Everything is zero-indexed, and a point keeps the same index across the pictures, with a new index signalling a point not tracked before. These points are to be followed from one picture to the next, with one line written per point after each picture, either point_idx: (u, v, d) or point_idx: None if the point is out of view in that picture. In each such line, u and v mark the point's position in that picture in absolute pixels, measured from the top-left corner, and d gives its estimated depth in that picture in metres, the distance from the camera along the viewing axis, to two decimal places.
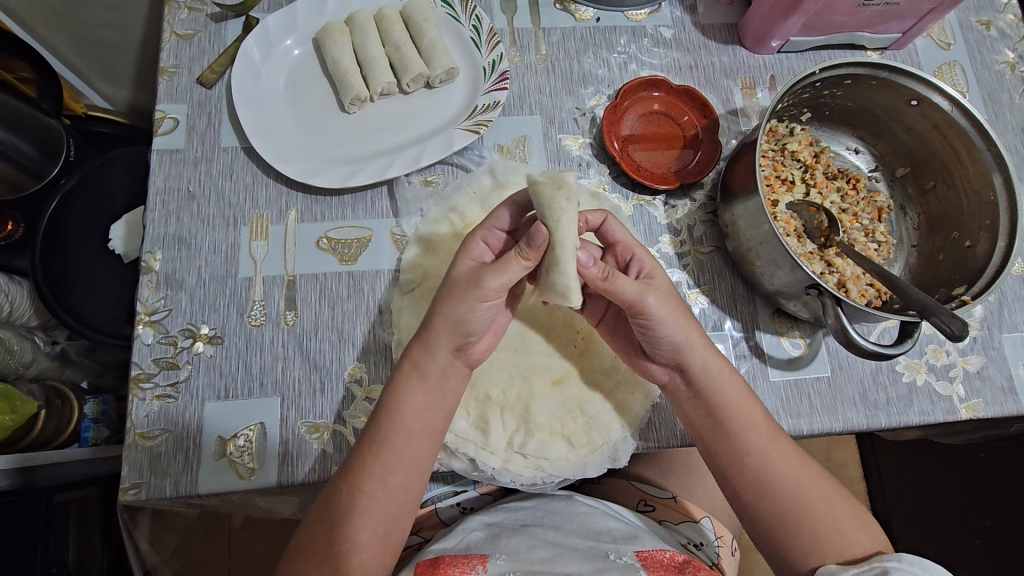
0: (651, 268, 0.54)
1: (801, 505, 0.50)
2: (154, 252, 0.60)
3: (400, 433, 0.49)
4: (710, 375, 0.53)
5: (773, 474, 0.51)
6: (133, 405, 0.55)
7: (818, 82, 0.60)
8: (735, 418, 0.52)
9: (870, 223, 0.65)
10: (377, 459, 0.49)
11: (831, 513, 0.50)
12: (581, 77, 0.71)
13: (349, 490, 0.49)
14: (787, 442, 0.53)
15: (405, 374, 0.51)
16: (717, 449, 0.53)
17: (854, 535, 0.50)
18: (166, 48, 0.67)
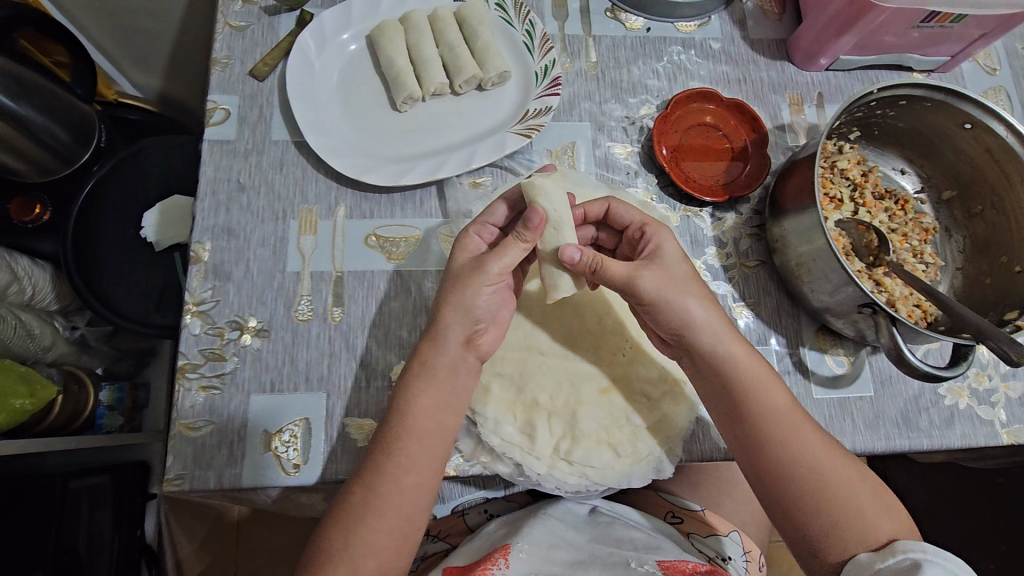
0: (659, 243, 0.54)
1: (821, 489, 0.49)
2: (202, 242, 0.60)
3: (423, 433, 0.49)
4: (729, 354, 0.52)
5: (792, 455, 0.50)
6: (179, 395, 0.55)
7: (874, 102, 0.60)
8: (753, 397, 0.51)
9: (918, 244, 0.65)
10: (392, 461, 0.48)
11: (855, 497, 0.49)
12: (631, 86, 0.71)
13: (364, 487, 0.48)
14: (810, 424, 0.52)
15: (416, 369, 0.51)
16: (733, 429, 0.53)
17: (880, 522, 0.48)
18: (219, 38, 0.67)
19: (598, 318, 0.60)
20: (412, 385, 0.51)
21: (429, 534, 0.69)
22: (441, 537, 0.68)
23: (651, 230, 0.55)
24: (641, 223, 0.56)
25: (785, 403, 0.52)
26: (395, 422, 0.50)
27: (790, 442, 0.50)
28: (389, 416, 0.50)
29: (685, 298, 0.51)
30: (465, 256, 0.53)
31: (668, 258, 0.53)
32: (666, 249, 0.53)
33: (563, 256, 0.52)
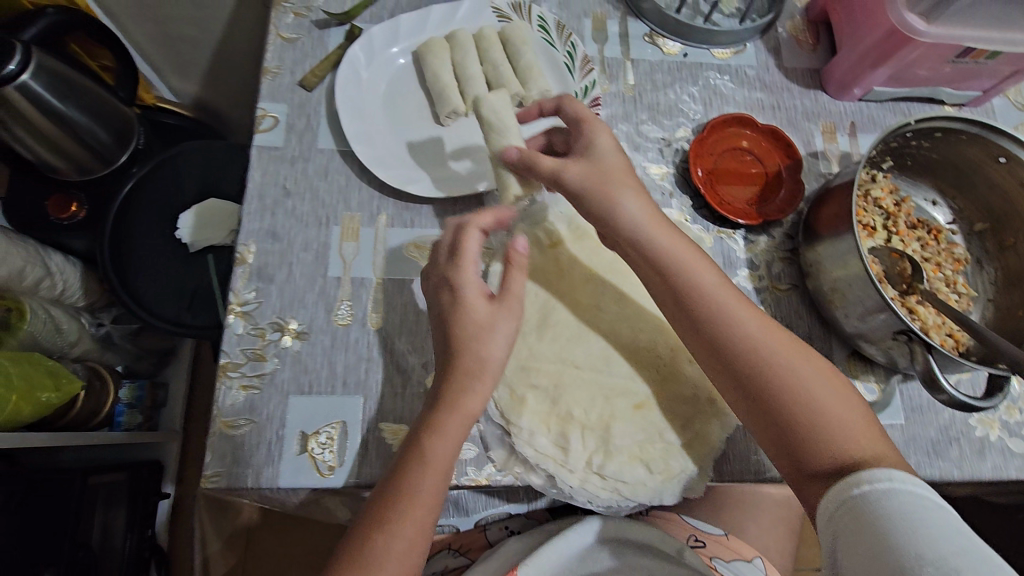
0: (593, 138, 0.56)
1: (772, 372, 0.48)
2: (248, 244, 0.61)
3: (438, 475, 0.49)
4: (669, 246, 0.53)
5: (730, 333, 0.49)
6: (220, 392, 0.56)
7: (909, 133, 0.61)
8: (691, 280, 0.51)
9: (951, 274, 0.65)
10: (402, 503, 0.47)
11: (808, 379, 0.48)
12: (667, 109, 0.72)
13: (374, 524, 0.47)
14: (753, 308, 0.51)
15: (435, 410, 0.51)
16: (680, 320, 0.52)
17: (835, 404, 0.47)
18: (271, 49, 0.70)
19: (633, 333, 0.60)
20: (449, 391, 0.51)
21: (450, 548, 0.69)
22: (462, 552, 0.68)
23: (587, 125, 0.57)
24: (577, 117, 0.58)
25: (727, 287, 0.52)
26: (410, 463, 0.49)
27: (732, 326, 0.49)
28: (403, 455, 0.50)
29: (609, 187, 0.53)
30: (474, 299, 0.52)
31: (597, 152, 0.55)
32: (599, 143, 0.56)
33: (505, 155, 0.58)
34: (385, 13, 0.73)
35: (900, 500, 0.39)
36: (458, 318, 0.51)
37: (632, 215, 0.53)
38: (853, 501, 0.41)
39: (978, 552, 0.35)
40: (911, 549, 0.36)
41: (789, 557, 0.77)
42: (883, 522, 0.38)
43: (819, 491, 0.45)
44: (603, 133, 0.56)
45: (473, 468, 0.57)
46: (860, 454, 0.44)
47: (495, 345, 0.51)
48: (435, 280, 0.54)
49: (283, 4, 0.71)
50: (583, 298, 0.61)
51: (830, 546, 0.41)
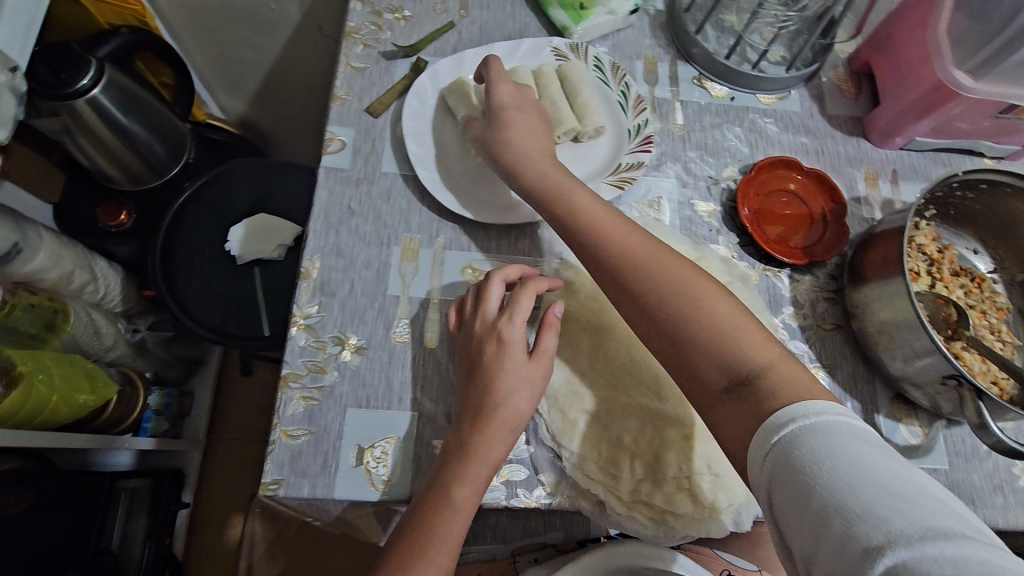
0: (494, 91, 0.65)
1: (661, 293, 0.51)
2: (312, 259, 0.64)
3: (463, 522, 0.51)
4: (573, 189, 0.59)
5: (610, 250, 0.54)
6: (282, 402, 0.57)
7: (957, 183, 0.63)
8: (582, 219, 0.57)
9: (995, 322, 0.66)
10: (430, 551, 0.49)
11: (691, 296, 0.50)
12: (715, 149, 0.75)
13: (399, 570, 0.48)
14: (638, 233, 0.56)
15: (461, 458, 0.52)
16: (581, 259, 0.57)
17: (718, 318, 0.48)
18: (341, 77, 0.74)
19: None
20: (505, 410, 0.53)
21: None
22: None
23: (499, 80, 0.66)
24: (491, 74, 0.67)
25: (618, 223, 0.56)
26: (434, 510, 0.50)
27: (612, 247, 0.54)
28: (425, 503, 0.51)
29: (514, 136, 0.62)
30: (516, 356, 0.55)
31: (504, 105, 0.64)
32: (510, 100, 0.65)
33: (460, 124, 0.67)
34: (448, 47, 0.77)
35: (827, 442, 0.37)
36: (499, 371, 0.54)
37: (535, 164, 0.61)
38: (781, 445, 0.39)
39: (904, 490, 0.34)
40: (839, 497, 0.34)
41: None
42: (809, 470, 0.36)
43: (726, 411, 0.45)
44: (507, 88, 0.66)
45: (523, 490, 0.58)
46: (754, 364, 0.46)
47: (521, 392, 0.54)
48: (475, 336, 0.57)
49: (353, 36, 0.76)
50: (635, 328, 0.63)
51: (763, 496, 0.39)
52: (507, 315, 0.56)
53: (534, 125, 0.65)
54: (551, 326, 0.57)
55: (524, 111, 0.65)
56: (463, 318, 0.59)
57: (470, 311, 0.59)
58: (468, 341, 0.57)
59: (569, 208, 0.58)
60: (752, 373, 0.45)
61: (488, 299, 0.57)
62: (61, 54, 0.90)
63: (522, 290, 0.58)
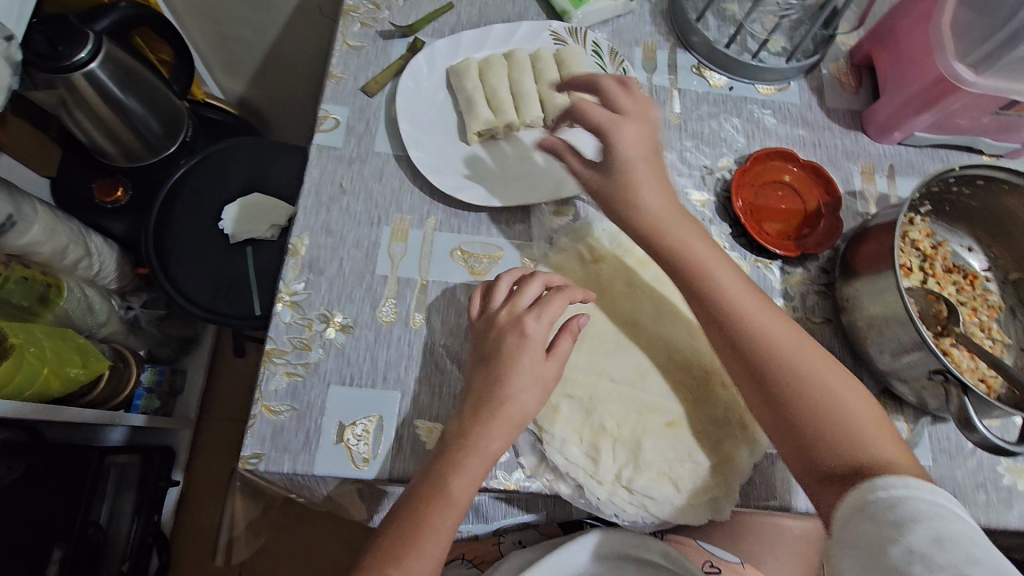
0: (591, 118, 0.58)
1: (788, 372, 0.52)
2: (302, 236, 0.64)
3: (457, 513, 0.51)
4: (700, 251, 0.56)
5: (741, 314, 0.54)
6: (265, 376, 0.57)
7: (953, 178, 0.63)
8: (710, 276, 0.55)
9: (987, 319, 0.66)
10: (422, 541, 0.50)
11: (816, 378, 0.52)
12: (711, 139, 0.74)
13: (393, 553, 0.49)
14: (765, 300, 0.56)
15: (460, 448, 0.52)
16: (698, 314, 0.56)
17: (839, 402, 0.51)
18: (337, 55, 0.73)
19: (669, 351, 0.61)
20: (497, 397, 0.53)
21: (464, 559, 0.70)
22: (476, 564, 0.69)
23: (616, 125, 0.57)
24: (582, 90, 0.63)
25: (744, 286, 0.56)
26: (430, 500, 0.51)
27: (743, 312, 0.54)
28: (420, 491, 0.51)
29: None
30: (536, 352, 0.55)
31: (623, 159, 0.57)
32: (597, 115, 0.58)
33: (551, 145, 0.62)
34: (446, 28, 0.76)
35: (926, 509, 0.42)
36: (515, 363, 0.54)
37: (661, 219, 0.57)
38: (878, 503, 0.43)
39: (986, 557, 0.38)
40: (928, 549, 0.39)
41: None
42: (907, 524, 0.41)
43: (832, 489, 0.48)
44: (625, 133, 0.57)
45: (502, 472, 0.57)
46: (874, 456, 0.48)
47: (531, 390, 0.54)
48: (498, 325, 0.56)
49: (350, 15, 0.75)
50: (623, 316, 0.62)
51: (844, 538, 0.44)
52: (536, 313, 0.55)
53: (658, 173, 0.58)
54: (571, 332, 0.57)
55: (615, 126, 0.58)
56: (489, 306, 0.58)
57: (499, 300, 0.58)
58: (487, 329, 0.56)
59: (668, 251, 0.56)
60: (868, 463, 0.48)
61: (525, 294, 0.57)
62: (60, 27, 0.90)
63: (557, 293, 0.57)
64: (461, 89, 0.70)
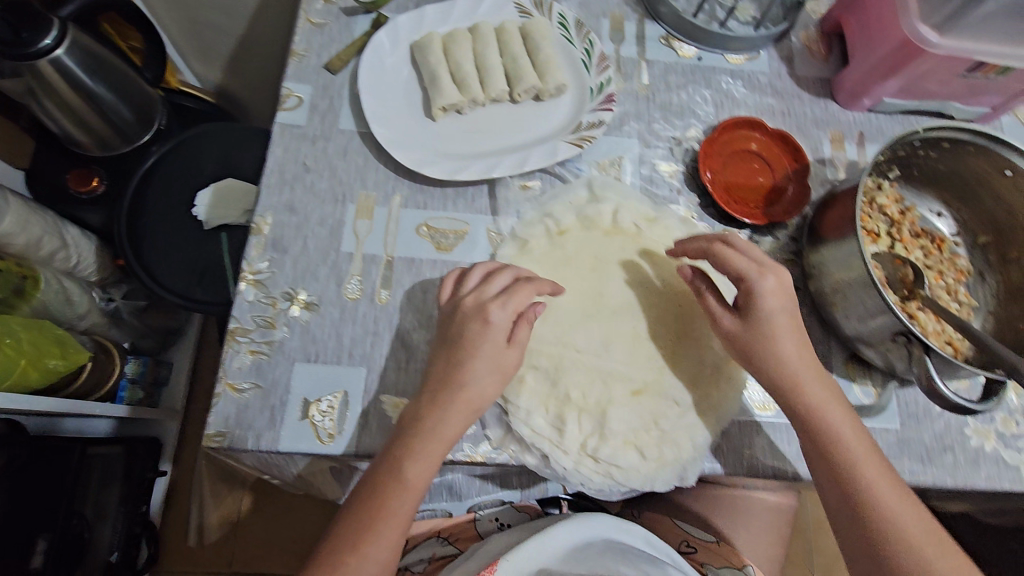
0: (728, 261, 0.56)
1: (864, 484, 0.52)
2: (265, 215, 0.63)
3: (414, 497, 0.52)
4: (835, 413, 0.54)
5: (821, 420, 0.54)
6: (228, 355, 0.57)
7: (918, 141, 0.62)
8: (794, 378, 0.55)
9: (952, 283, 0.66)
10: (380, 526, 0.50)
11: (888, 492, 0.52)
12: (680, 110, 0.74)
13: (350, 537, 0.50)
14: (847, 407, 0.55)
15: (414, 432, 0.52)
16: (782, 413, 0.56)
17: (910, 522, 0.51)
18: (299, 32, 0.71)
19: (635, 322, 0.61)
20: (462, 369, 0.53)
21: (439, 536, 0.71)
22: (451, 541, 0.70)
23: (762, 275, 0.55)
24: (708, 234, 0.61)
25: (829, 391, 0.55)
26: (385, 486, 0.51)
27: (824, 415, 0.54)
28: (376, 477, 0.52)
29: None
30: (497, 339, 0.54)
31: (768, 310, 0.55)
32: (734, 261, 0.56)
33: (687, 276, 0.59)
34: (410, 3, 0.75)
35: None
36: (475, 351, 0.53)
37: (802, 374, 0.55)
38: None
39: None
40: None
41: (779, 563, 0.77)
42: None
43: None
44: (772, 286, 0.55)
45: (469, 445, 0.57)
46: None
47: (489, 376, 0.54)
48: (463, 310, 0.56)
49: None
50: (589, 288, 0.62)
51: None
52: (502, 300, 0.55)
53: (798, 327, 0.56)
54: (528, 321, 0.56)
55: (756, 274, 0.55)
56: (459, 289, 0.58)
57: (472, 284, 0.57)
58: (455, 309, 0.56)
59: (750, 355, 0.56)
60: None
61: (491, 282, 0.57)
62: (23, 11, 0.86)
63: (522, 283, 0.56)
64: (425, 64, 0.68)
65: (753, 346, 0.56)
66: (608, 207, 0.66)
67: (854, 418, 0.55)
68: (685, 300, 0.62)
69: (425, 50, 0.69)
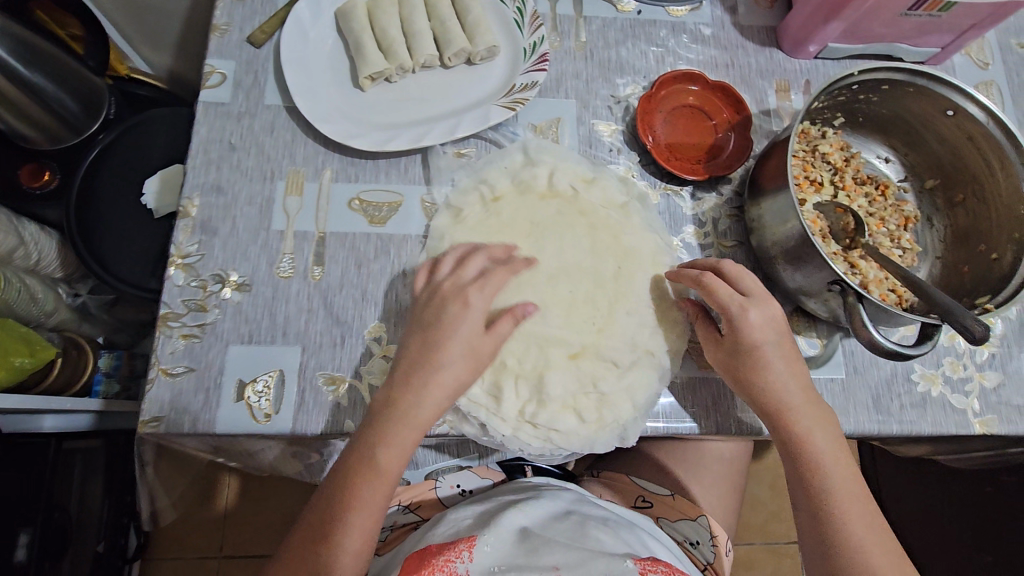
0: (715, 291, 0.55)
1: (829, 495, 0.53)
2: (192, 198, 0.62)
3: (386, 483, 0.51)
4: (819, 439, 0.54)
5: (797, 428, 0.54)
6: (160, 340, 0.56)
7: (856, 85, 0.60)
8: (772, 389, 0.54)
9: (895, 229, 0.66)
10: (353, 514, 0.50)
11: (851, 507, 0.52)
12: (619, 67, 0.72)
13: (326, 526, 0.50)
14: (826, 417, 0.55)
15: (387, 417, 0.51)
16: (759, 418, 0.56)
17: (867, 537, 0.52)
18: (220, 6, 0.69)
19: (572, 286, 0.60)
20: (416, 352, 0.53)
21: (400, 505, 0.71)
22: (412, 508, 0.71)
23: (746, 311, 0.54)
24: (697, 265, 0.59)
25: (807, 400, 0.54)
26: (358, 472, 0.51)
27: (799, 426, 0.54)
28: (348, 463, 0.51)
29: None
30: (476, 322, 0.54)
31: (755, 341, 0.54)
32: (724, 295, 0.55)
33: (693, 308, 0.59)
34: None
35: None
36: (451, 333, 0.53)
37: (795, 405, 0.54)
38: None
39: None
40: None
41: (734, 515, 0.78)
42: None
43: None
44: (758, 323, 0.54)
45: None
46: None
47: (461, 362, 0.53)
48: (442, 294, 0.55)
49: None
50: (525, 253, 0.61)
51: None
52: (480, 284, 0.55)
53: (789, 356, 0.55)
54: (513, 317, 0.55)
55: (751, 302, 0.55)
56: (430, 280, 0.57)
57: (442, 274, 0.57)
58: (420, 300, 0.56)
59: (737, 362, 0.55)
60: None
61: (457, 264, 0.56)
62: None
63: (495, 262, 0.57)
64: (349, 32, 0.66)
65: (727, 347, 0.56)
66: (544, 170, 0.64)
67: (837, 442, 0.54)
68: (623, 260, 0.62)
69: (349, 19, 0.67)
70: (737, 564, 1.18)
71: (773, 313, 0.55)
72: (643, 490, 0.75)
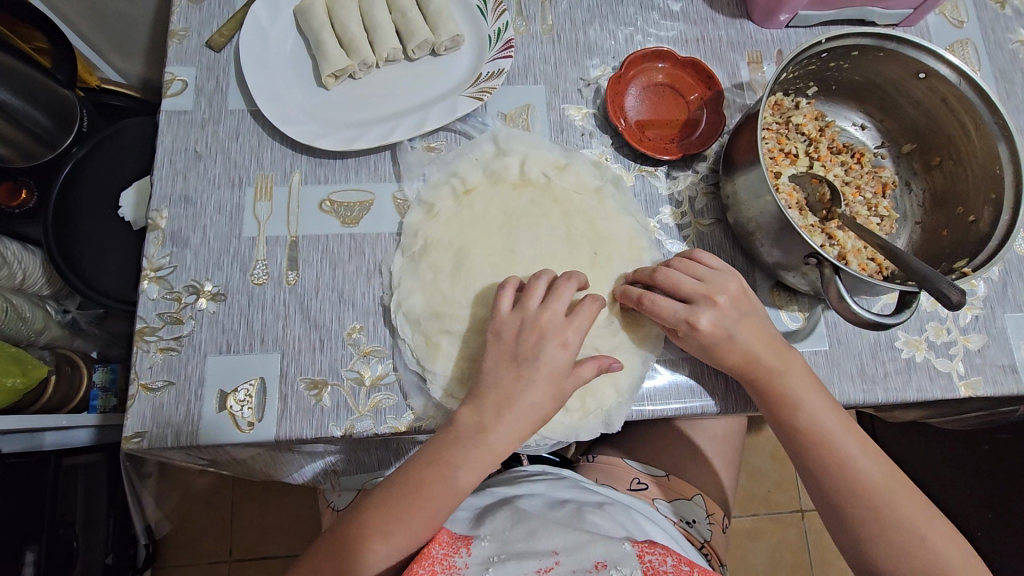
0: (656, 309, 0.55)
1: (828, 448, 0.54)
2: (160, 210, 0.61)
3: (439, 498, 0.51)
4: (812, 406, 0.54)
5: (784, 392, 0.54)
6: (137, 355, 0.56)
7: (825, 53, 0.59)
8: (748, 358, 0.54)
9: (873, 197, 0.65)
10: (407, 520, 0.50)
11: (852, 454, 0.53)
12: (587, 48, 0.70)
13: (372, 524, 0.51)
14: (811, 378, 0.55)
15: (472, 444, 0.51)
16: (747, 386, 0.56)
17: (872, 479, 0.53)
18: (177, 11, 0.68)
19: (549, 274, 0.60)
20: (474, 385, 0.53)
21: None
22: None
23: (694, 321, 0.54)
24: (635, 277, 0.59)
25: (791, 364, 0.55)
26: (430, 484, 0.51)
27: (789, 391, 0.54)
28: (414, 476, 0.51)
29: None
30: (563, 365, 0.53)
31: (717, 337, 0.54)
32: (670, 313, 0.55)
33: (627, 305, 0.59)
34: None
35: None
36: (532, 368, 0.52)
37: (778, 373, 0.54)
38: None
39: None
40: None
41: (731, 491, 0.78)
42: None
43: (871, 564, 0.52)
44: (711, 318, 0.54)
45: (392, 416, 0.56)
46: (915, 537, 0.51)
47: (549, 399, 0.53)
48: (518, 333, 0.54)
49: None
50: (500, 244, 0.61)
51: None
52: (575, 325, 0.54)
53: (755, 330, 0.55)
54: (600, 364, 0.55)
55: (703, 307, 0.54)
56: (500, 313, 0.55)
57: (508, 310, 0.55)
58: (501, 335, 0.54)
59: (712, 340, 0.55)
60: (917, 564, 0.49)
61: (532, 294, 0.55)
62: None
63: (564, 283, 0.55)
64: (309, 30, 0.65)
65: (692, 344, 0.56)
66: (515, 160, 0.64)
67: (829, 402, 0.55)
68: (599, 245, 0.61)
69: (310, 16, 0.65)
70: (743, 535, 1.19)
71: (728, 306, 0.55)
72: (637, 473, 0.75)
